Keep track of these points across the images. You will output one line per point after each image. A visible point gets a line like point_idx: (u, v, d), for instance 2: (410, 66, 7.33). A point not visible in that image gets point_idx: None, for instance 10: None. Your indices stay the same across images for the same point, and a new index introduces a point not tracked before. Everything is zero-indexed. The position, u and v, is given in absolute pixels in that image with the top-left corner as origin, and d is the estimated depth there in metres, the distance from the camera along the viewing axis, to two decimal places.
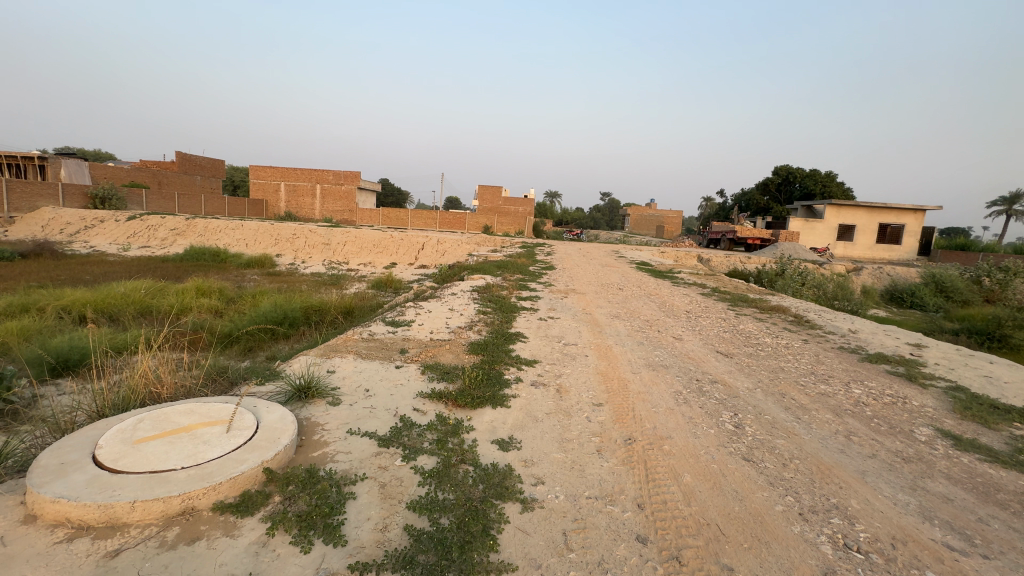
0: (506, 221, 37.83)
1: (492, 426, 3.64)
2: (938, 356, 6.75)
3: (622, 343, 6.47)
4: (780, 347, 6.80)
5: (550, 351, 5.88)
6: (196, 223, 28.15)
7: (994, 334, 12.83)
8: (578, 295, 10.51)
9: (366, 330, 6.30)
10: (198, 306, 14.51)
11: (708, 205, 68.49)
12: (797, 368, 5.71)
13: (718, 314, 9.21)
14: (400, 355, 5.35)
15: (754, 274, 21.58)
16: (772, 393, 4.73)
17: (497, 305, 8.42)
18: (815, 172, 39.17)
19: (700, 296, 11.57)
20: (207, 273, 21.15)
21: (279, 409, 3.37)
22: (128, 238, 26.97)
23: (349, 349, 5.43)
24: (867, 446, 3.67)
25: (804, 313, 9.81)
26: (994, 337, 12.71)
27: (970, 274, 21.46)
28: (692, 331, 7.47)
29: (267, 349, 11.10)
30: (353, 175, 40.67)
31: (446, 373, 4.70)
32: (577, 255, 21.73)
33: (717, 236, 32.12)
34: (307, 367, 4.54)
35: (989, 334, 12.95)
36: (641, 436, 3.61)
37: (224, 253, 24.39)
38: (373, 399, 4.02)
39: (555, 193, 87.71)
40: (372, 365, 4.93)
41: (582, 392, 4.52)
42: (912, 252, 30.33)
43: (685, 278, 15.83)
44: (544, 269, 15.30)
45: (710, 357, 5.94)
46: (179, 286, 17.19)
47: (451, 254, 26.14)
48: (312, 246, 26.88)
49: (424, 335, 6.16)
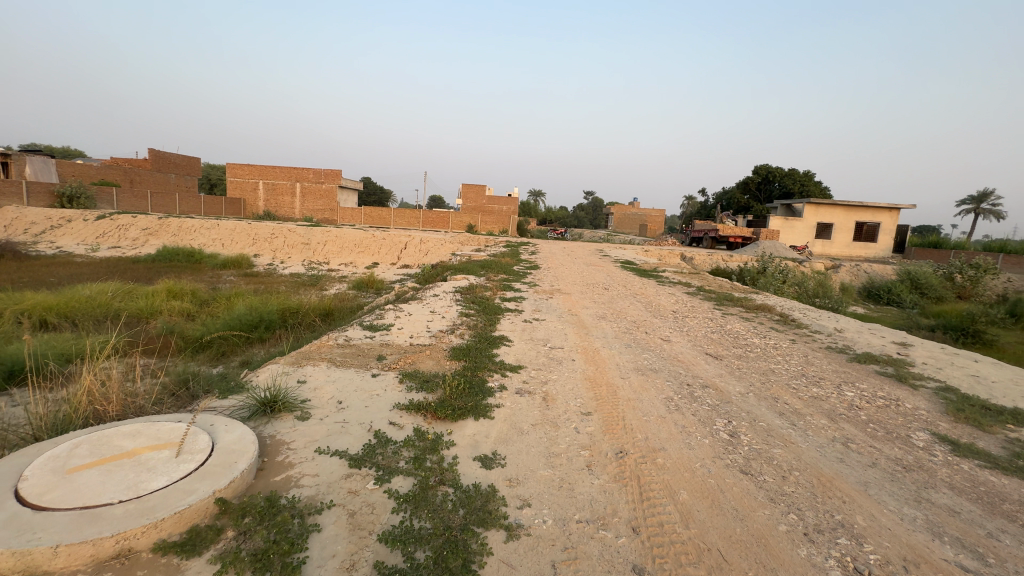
0: (490, 220, 37.52)
1: (474, 440, 3.39)
2: (924, 355, 6.71)
3: (609, 346, 6.27)
4: (768, 348, 6.67)
5: (536, 356, 5.64)
6: (169, 222, 27.24)
7: (968, 329, 13.01)
8: (563, 295, 10.30)
9: (342, 336, 5.97)
10: (169, 309, 13.92)
11: (690, 204, 69.23)
12: (788, 370, 5.57)
13: (704, 314, 9.10)
14: (378, 362, 5.05)
15: (736, 272, 21.69)
16: (765, 397, 4.56)
17: (480, 307, 8.14)
18: (794, 172, 39.78)
19: (685, 295, 11.48)
20: (180, 274, 20.43)
21: (239, 428, 3.07)
22: (96, 238, 25.95)
23: (322, 357, 5.11)
24: (866, 455, 3.52)
25: (789, 312, 9.76)
26: (968, 332, 12.90)
27: (943, 271, 21.92)
28: (680, 332, 7.32)
29: (241, 354, 10.66)
30: (334, 174, 39.85)
31: (426, 382, 4.42)
32: (562, 254, 21.55)
33: (700, 235, 32.34)
34: (275, 379, 4.21)
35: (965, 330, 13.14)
36: (633, 449, 3.39)
37: (198, 253, 23.61)
38: (346, 413, 3.73)
39: (539, 193, 87.72)
40: (346, 374, 4.63)
41: (569, 400, 4.29)
42: (888, 249, 30.95)
43: (669, 277, 15.77)
44: (528, 269, 15.08)
45: (700, 360, 5.77)
46: (149, 288, 16.52)
47: (434, 254, 25.73)
48: (292, 246, 26.20)
49: (404, 341, 5.87)
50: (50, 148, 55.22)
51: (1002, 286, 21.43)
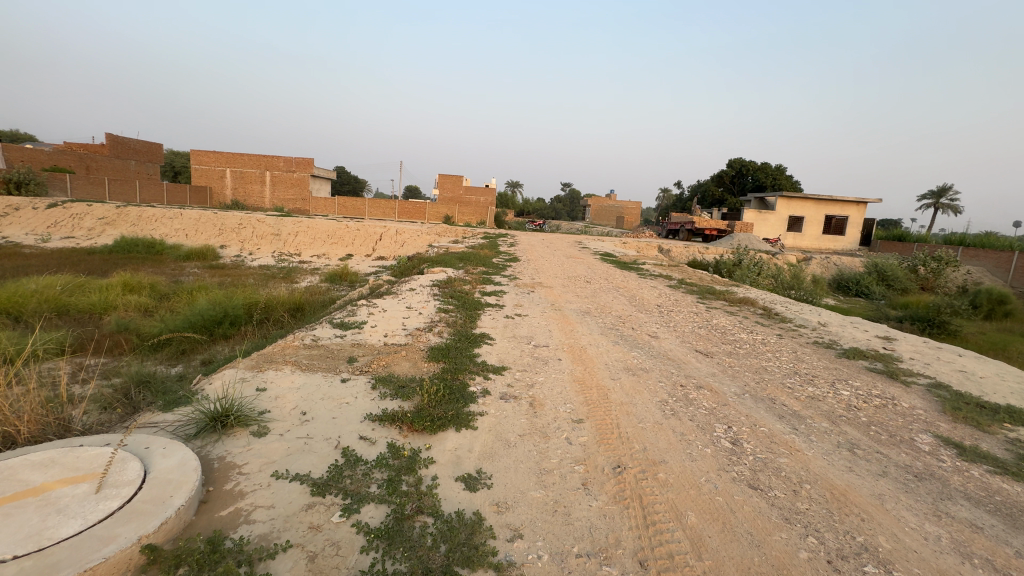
0: (467, 211, 36.88)
1: (456, 457, 3.03)
2: (909, 349, 6.63)
3: (595, 343, 5.96)
4: (757, 344, 6.49)
5: (520, 355, 5.29)
6: (128, 211, 25.74)
7: (934, 320, 13.25)
8: (545, 289, 9.96)
9: (309, 335, 5.49)
10: (125, 304, 13.04)
11: (665, 196, 69.90)
12: (780, 368, 5.38)
13: (689, 308, 8.92)
14: (348, 365, 4.60)
15: (713, 264, 21.80)
16: (762, 399, 4.34)
17: (459, 303, 7.71)
18: (766, 165, 40.38)
19: (667, 288, 11.30)
20: (139, 266, 19.30)
21: (179, 451, 2.62)
22: (47, 228, 24.38)
23: (287, 359, 4.64)
24: (875, 463, 3.31)
25: (772, 305, 9.65)
26: (934, 323, 13.14)
27: (908, 263, 22.52)
28: (667, 327, 7.08)
29: (204, 352, 10.02)
30: (306, 162, 38.45)
31: (401, 388, 4.02)
32: (541, 246, 21.20)
33: (676, 227, 32.52)
34: (229, 389, 3.74)
35: (931, 320, 13.41)
36: (632, 462, 3.09)
37: (159, 244, 22.39)
38: (310, 426, 3.31)
39: (516, 183, 87.19)
40: (313, 379, 4.18)
41: (558, 405, 3.96)
42: (855, 242, 31.73)
43: (650, 269, 15.64)
44: (508, 261, 14.69)
45: (691, 358, 5.51)
46: (103, 281, 15.45)
47: (410, 246, 25.08)
48: (261, 237, 25.13)
49: (378, 340, 5.43)
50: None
51: (963, 277, 22.12)
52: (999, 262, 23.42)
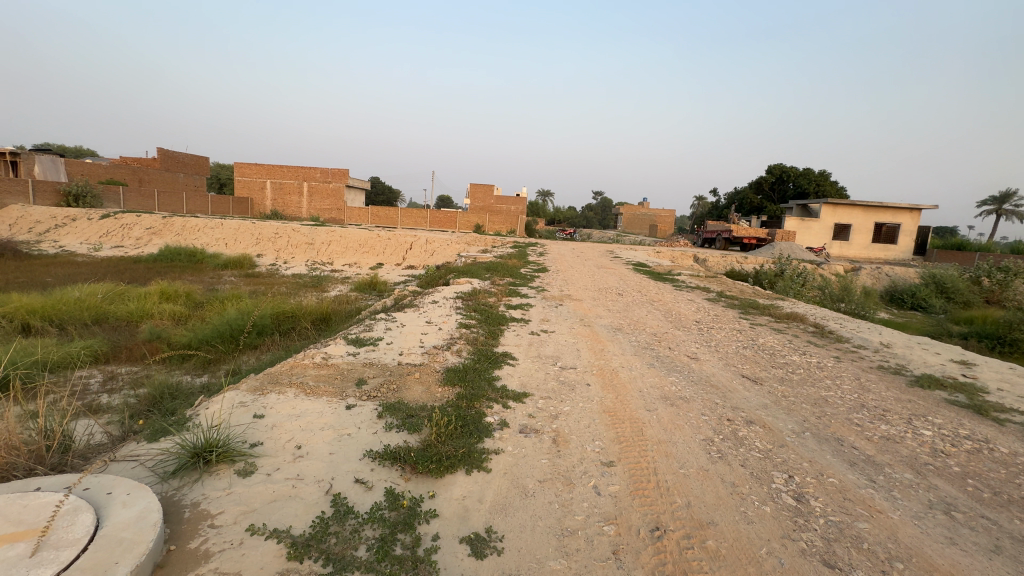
0: (498, 220, 36.74)
1: (463, 509, 2.60)
2: (993, 377, 5.78)
3: (628, 365, 5.41)
4: (812, 369, 5.78)
5: (543, 379, 4.80)
6: (173, 221, 26.80)
7: (1004, 338, 11.97)
8: (574, 302, 9.45)
9: (320, 352, 5.17)
10: (160, 313, 13.30)
11: (700, 205, 68.04)
12: (843, 400, 4.69)
13: (731, 325, 8.22)
14: (355, 388, 4.23)
15: (752, 274, 20.71)
16: (827, 440, 3.70)
17: (482, 317, 7.32)
18: (809, 171, 38.56)
19: (706, 302, 10.59)
20: (180, 275, 19.90)
21: (143, 498, 2.28)
22: (100, 237, 25.64)
23: (292, 381, 4.32)
24: (982, 533, 2.65)
25: (824, 322, 8.82)
26: (1005, 341, 11.85)
27: (969, 274, 20.76)
28: (708, 347, 6.46)
29: (229, 362, 10.02)
30: (341, 173, 39.34)
31: (409, 418, 3.61)
32: (571, 256, 20.65)
33: (712, 237, 31.33)
34: (222, 418, 3.43)
35: (999, 338, 12.13)
36: (673, 523, 2.57)
37: (200, 253, 23.11)
38: (303, 465, 2.94)
39: (547, 193, 86.82)
40: (316, 405, 3.83)
41: (586, 443, 3.45)
42: (909, 251, 29.68)
43: (686, 281, 14.89)
44: (536, 272, 14.27)
45: (738, 386, 4.88)
46: (143, 289, 15.91)
47: (440, 255, 25.03)
48: (296, 246, 25.61)
49: (391, 360, 5.06)
50: (62, 146, 55.39)
51: None
52: None
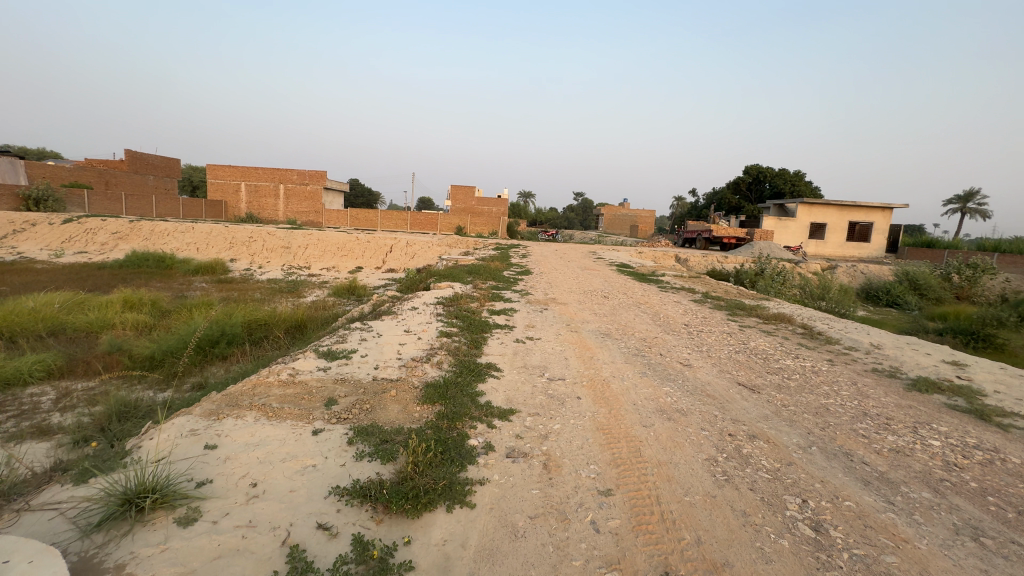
0: (479, 221, 36.35)
1: (443, 561, 2.24)
2: (987, 379, 5.66)
3: (620, 375, 5.10)
4: (808, 374, 5.58)
5: (530, 393, 4.46)
6: (140, 225, 25.67)
7: (978, 333, 12.08)
8: (559, 306, 9.14)
9: (287, 368, 4.73)
10: (122, 322, 12.55)
11: (679, 205, 68.78)
12: (844, 408, 4.48)
13: (720, 327, 8.02)
14: (324, 410, 3.82)
15: (733, 274, 20.78)
16: (836, 456, 3.46)
17: (464, 324, 6.95)
18: (784, 171, 39.17)
19: (692, 303, 10.42)
20: (147, 281, 19.00)
21: (50, 567, 1.87)
22: (62, 242, 24.40)
23: (252, 403, 3.88)
24: (1017, 562, 2.42)
25: (811, 323, 8.69)
26: (979, 336, 11.98)
27: (940, 271, 21.19)
28: (700, 353, 6.21)
29: (196, 375, 9.42)
30: (319, 175, 38.45)
31: (383, 445, 3.23)
32: (554, 257, 20.40)
33: (693, 236, 31.49)
34: (165, 453, 2.99)
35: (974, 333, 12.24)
36: (684, 568, 2.26)
37: (170, 259, 22.14)
38: (257, 508, 2.53)
39: (529, 194, 86.65)
40: (277, 432, 3.41)
41: (580, 469, 3.12)
42: (882, 249, 30.31)
43: (670, 281, 14.77)
44: (519, 275, 13.95)
45: (735, 396, 4.62)
46: (105, 297, 15.04)
47: (420, 258, 24.55)
48: (271, 250, 24.76)
49: (365, 376, 4.64)
50: (23, 149, 52.99)
51: (1001, 286, 20.71)
52: None
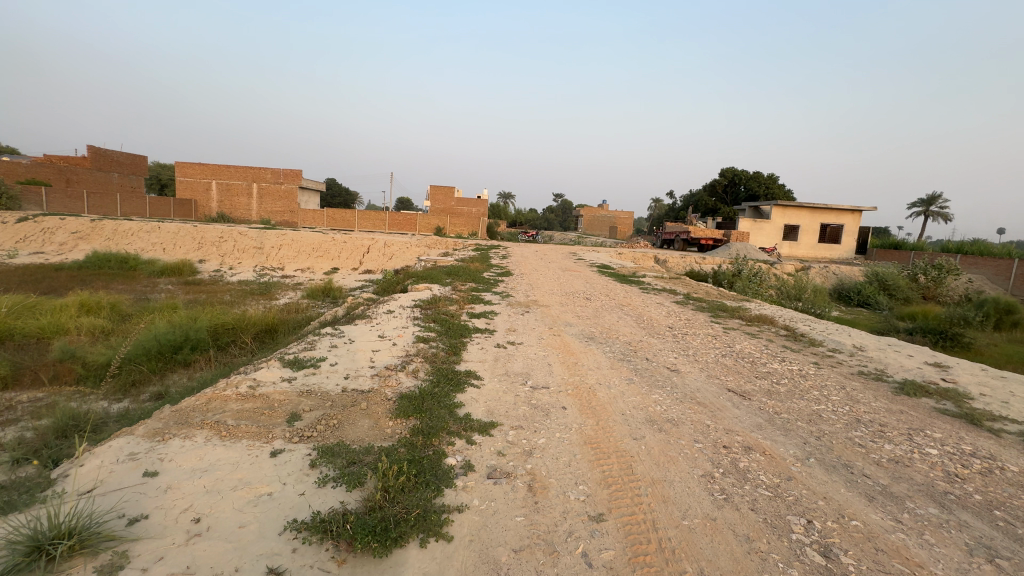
0: (459, 222, 35.91)
1: None
2: (972, 381, 5.62)
3: (606, 382, 4.85)
4: (796, 378, 5.45)
5: (513, 404, 4.17)
6: (102, 224, 24.47)
7: (947, 332, 12.27)
8: (541, 308, 8.89)
9: (247, 380, 4.32)
10: (77, 328, 11.79)
11: (657, 208, 69.53)
12: (837, 415, 4.32)
13: (704, 330, 7.89)
14: (285, 427, 3.46)
15: (711, 275, 20.92)
16: (836, 468, 3.28)
17: (442, 329, 6.62)
18: (759, 174, 39.86)
19: (674, 305, 10.31)
20: (108, 283, 18.04)
21: None
22: (16, 242, 23.05)
23: (204, 421, 3.49)
24: None
25: (793, 324, 8.64)
26: (947, 335, 12.17)
27: (907, 271, 21.72)
28: (687, 356, 6.04)
29: (156, 384, 8.85)
30: (294, 174, 37.46)
31: (350, 467, 2.90)
32: (535, 258, 20.16)
33: (671, 237, 31.74)
34: (91, 487, 2.59)
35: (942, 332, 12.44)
36: None
37: (133, 260, 21.11)
38: (197, 550, 2.18)
39: (508, 195, 86.48)
40: (229, 455, 3.04)
41: (568, 490, 2.86)
42: (852, 250, 31.06)
43: (651, 282, 14.71)
44: (500, 276, 13.68)
45: (726, 404, 4.42)
46: (59, 301, 14.14)
47: (398, 259, 24.04)
48: (243, 251, 23.88)
49: (334, 388, 4.27)
50: None
51: (965, 286, 21.35)
52: (999, 270, 22.81)
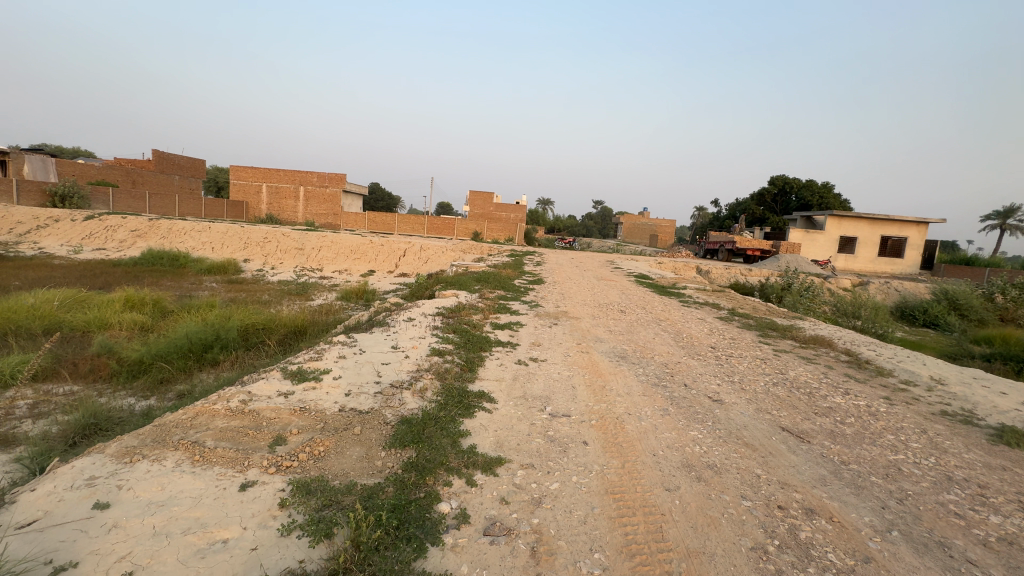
0: (496, 227, 35.65)
1: None
2: None
3: (636, 413, 4.24)
4: (864, 417, 4.64)
5: (525, 435, 3.64)
6: (159, 224, 25.69)
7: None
8: (571, 321, 8.32)
9: (241, 393, 4.00)
10: (120, 322, 12.14)
11: (701, 216, 67.17)
12: (921, 469, 3.55)
13: (750, 351, 7.11)
14: (266, 453, 3.08)
15: (758, 288, 19.63)
16: (930, 549, 2.57)
17: (461, 341, 6.18)
18: (812, 183, 37.65)
19: (717, 321, 9.49)
20: (157, 280, 18.75)
21: None
22: (82, 239, 24.53)
23: (181, 440, 3.17)
24: None
25: (856, 349, 7.67)
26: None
27: (981, 290, 19.65)
28: (732, 384, 5.32)
29: (185, 382, 8.91)
30: (339, 178, 38.39)
31: (321, 513, 2.46)
32: (570, 266, 19.57)
33: (716, 247, 30.27)
34: (23, 528, 2.25)
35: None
36: None
37: (184, 257, 21.97)
38: None
39: (547, 201, 86.09)
40: (194, 486, 2.67)
41: (579, 559, 2.32)
42: (916, 266, 28.61)
43: (692, 295, 13.81)
44: (530, 284, 13.20)
45: (780, 447, 3.73)
46: (107, 296, 14.68)
47: (434, 263, 23.92)
48: (285, 251, 24.44)
49: (330, 406, 3.87)
50: (59, 146, 54.15)
51: None
52: None
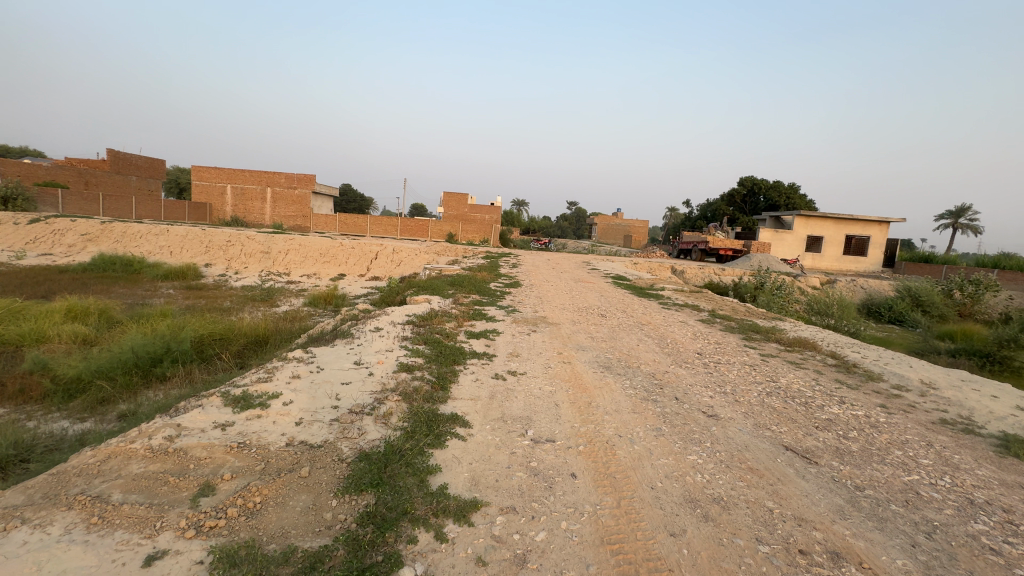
0: (471, 228, 35.06)
1: None
2: None
3: (628, 434, 3.81)
4: (867, 430, 4.33)
5: (505, 469, 3.15)
6: (112, 227, 24.11)
7: (994, 355, 10.76)
8: (551, 328, 7.88)
9: (169, 427, 3.37)
10: (59, 335, 11.05)
11: (673, 216, 68.20)
12: (941, 493, 3.23)
13: (737, 356, 6.81)
14: (186, 509, 2.50)
15: (733, 287, 19.68)
16: None
17: (432, 353, 5.66)
18: (778, 183, 38.46)
19: (699, 324, 9.23)
20: (108, 287, 17.48)
21: None
22: (25, 244, 22.78)
23: (78, 496, 2.55)
24: None
25: (840, 351, 7.49)
26: (994, 359, 10.58)
27: (941, 287, 20.08)
28: (725, 396, 4.95)
29: (128, 401, 8.04)
30: (307, 179, 37.12)
31: None
32: (547, 268, 19.22)
33: (689, 247, 30.48)
34: None
35: (988, 354, 10.79)
36: None
37: (139, 262, 20.61)
38: None
39: (522, 202, 85.92)
40: (83, 564, 2.08)
41: None
42: (879, 264, 29.43)
43: (670, 295, 13.60)
44: (507, 288, 12.69)
45: (788, 472, 3.35)
46: (48, 305, 13.48)
47: (407, 265, 23.19)
48: (249, 255, 23.26)
49: (276, 440, 3.30)
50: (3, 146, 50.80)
51: (1005, 304, 19.67)
52: None
